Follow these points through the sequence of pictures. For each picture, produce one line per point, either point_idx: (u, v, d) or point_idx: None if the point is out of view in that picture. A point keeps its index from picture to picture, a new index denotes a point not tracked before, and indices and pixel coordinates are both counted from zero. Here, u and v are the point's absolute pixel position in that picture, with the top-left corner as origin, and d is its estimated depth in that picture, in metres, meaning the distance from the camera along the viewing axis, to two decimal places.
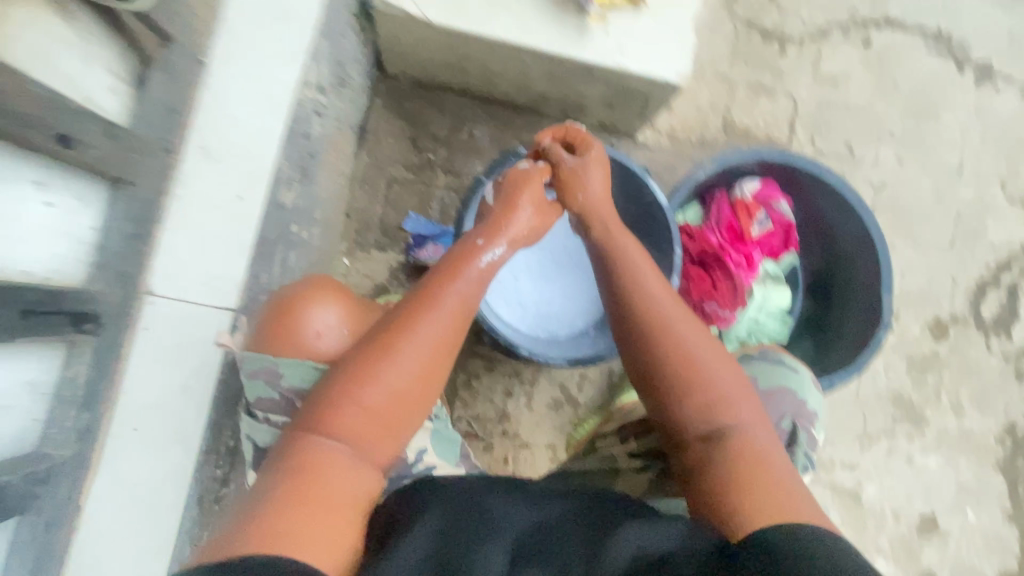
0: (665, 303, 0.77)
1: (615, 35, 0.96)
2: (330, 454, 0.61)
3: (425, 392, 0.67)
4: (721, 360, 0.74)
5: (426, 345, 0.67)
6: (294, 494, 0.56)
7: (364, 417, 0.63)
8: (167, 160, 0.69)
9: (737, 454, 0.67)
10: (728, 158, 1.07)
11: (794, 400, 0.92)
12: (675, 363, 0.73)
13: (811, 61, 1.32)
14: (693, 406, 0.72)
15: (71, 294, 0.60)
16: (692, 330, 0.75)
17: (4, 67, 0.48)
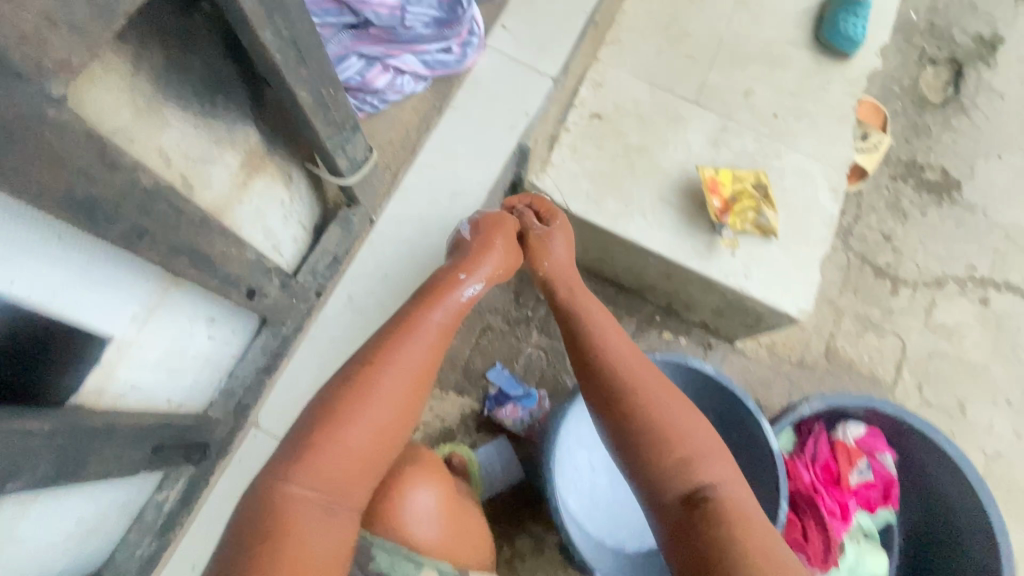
0: (632, 362, 0.69)
1: (743, 259, 1.00)
2: (299, 503, 0.55)
3: (401, 429, 0.62)
4: (692, 417, 0.65)
5: (407, 377, 0.62)
6: (262, 554, 0.51)
7: (336, 461, 0.57)
8: (314, 302, 0.74)
9: (728, 522, 0.57)
10: (835, 399, 1.02)
11: None
12: (639, 436, 0.63)
13: (925, 307, 1.30)
14: (664, 470, 0.61)
15: (195, 425, 0.62)
16: (659, 385, 0.67)
17: (237, 238, 0.53)
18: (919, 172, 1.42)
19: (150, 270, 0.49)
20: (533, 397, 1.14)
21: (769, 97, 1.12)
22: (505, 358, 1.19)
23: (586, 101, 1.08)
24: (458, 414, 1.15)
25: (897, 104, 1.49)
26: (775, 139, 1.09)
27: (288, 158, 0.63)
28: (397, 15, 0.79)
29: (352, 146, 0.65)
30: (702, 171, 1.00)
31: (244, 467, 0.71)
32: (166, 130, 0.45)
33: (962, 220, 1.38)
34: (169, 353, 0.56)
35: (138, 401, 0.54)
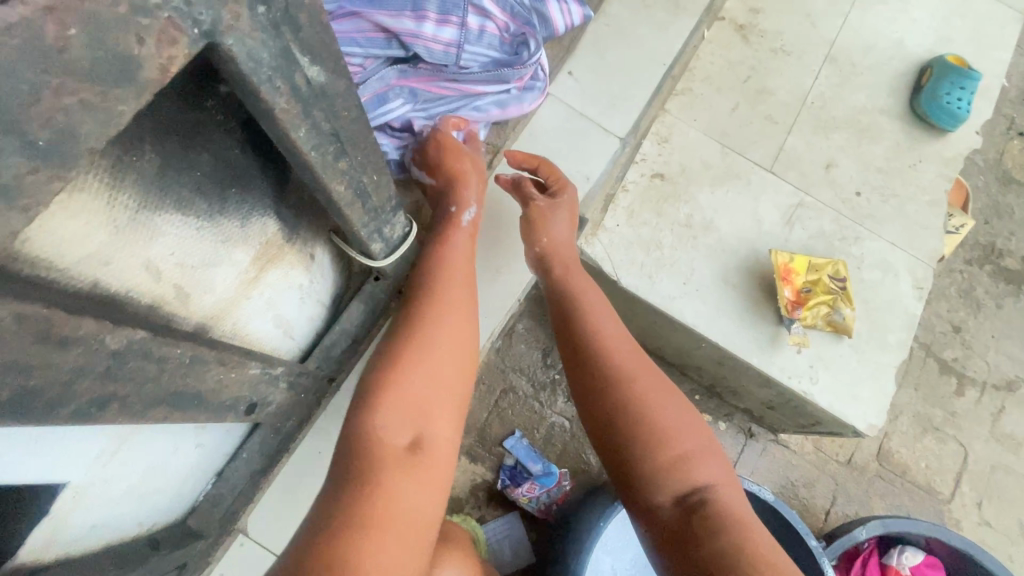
0: (620, 343, 0.62)
1: (810, 359, 0.88)
2: (383, 444, 0.49)
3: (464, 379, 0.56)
4: (677, 399, 0.59)
5: (463, 320, 0.58)
6: (354, 513, 0.44)
7: (409, 409, 0.51)
8: (325, 389, 0.63)
9: (729, 525, 0.49)
10: (896, 526, 0.91)
11: None
12: (627, 418, 0.56)
13: (992, 412, 1.17)
14: (657, 467, 0.54)
15: (169, 548, 0.51)
16: (645, 369, 0.60)
17: (241, 358, 0.42)
18: (997, 258, 1.29)
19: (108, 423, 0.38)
20: (553, 475, 1.02)
21: (853, 172, 1.00)
22: (525, 425, 1.09)
23: (648, 158, 0.97)
24: (468, 482, 1.05)
25: (979, 178, 1.35)
26: (856, 221, 0.97)
27: (311, 236, 0.52)
28: (452, 51, 0.70)
29: (390, 227, 0.54)
30: (776, 256, 0.89)
31: None
32: (158, 239, 0.34)
33: None
34: (143, 478, 0.45)
35: (99, 538, 0.44)
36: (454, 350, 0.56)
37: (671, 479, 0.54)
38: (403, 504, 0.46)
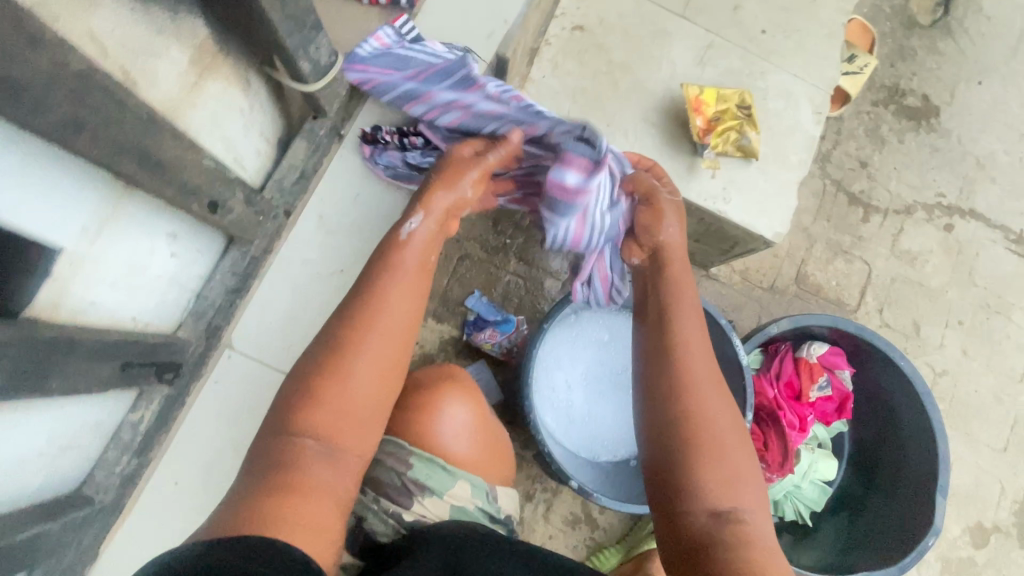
0: (697, 350, 0.70)
1: (722, 182, 0.99)
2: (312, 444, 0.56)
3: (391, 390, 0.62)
4: (739, 436, 0.67)
5: (408, 320, 0.63)
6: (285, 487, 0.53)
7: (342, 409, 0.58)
8: (283, 221, 0.70)
9: (747, 544, 0.60)
10: (802, 321, 1.07)
11: None
12: (696, 433, 0.65)
13: (893, 233, 1.33)
14: (704, 476, 0.64)
15: (167, 344, 0.60)
16: (717, 395, 0.68)
17: (194, 144, 0.49)
18: (900, 97, 1.41)
19: (96, 175, 0.45)
20: (511, 322, 1.14)
21: (758, 12, 1.07)
22: (482, 286, 1.19)
23: (567, 12, 1.02)
24: (437, 340, 1.16)
25: (885, 25, 1.45)
26: (761, 57, 1.05)
27: (242, 59, 0.57)
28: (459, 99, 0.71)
29: (315, 48, 0.59)
30: (688, 90, 0.98)
31: (223, 388, 0.69)
32: (98, 9, 0.40)
33: (937, 147, 1.39)
34: (126, 268, 0.53)
35: (100, 318, 0.52)
36: (393, 348, 0.61)
37: (717, 499, 0.63)
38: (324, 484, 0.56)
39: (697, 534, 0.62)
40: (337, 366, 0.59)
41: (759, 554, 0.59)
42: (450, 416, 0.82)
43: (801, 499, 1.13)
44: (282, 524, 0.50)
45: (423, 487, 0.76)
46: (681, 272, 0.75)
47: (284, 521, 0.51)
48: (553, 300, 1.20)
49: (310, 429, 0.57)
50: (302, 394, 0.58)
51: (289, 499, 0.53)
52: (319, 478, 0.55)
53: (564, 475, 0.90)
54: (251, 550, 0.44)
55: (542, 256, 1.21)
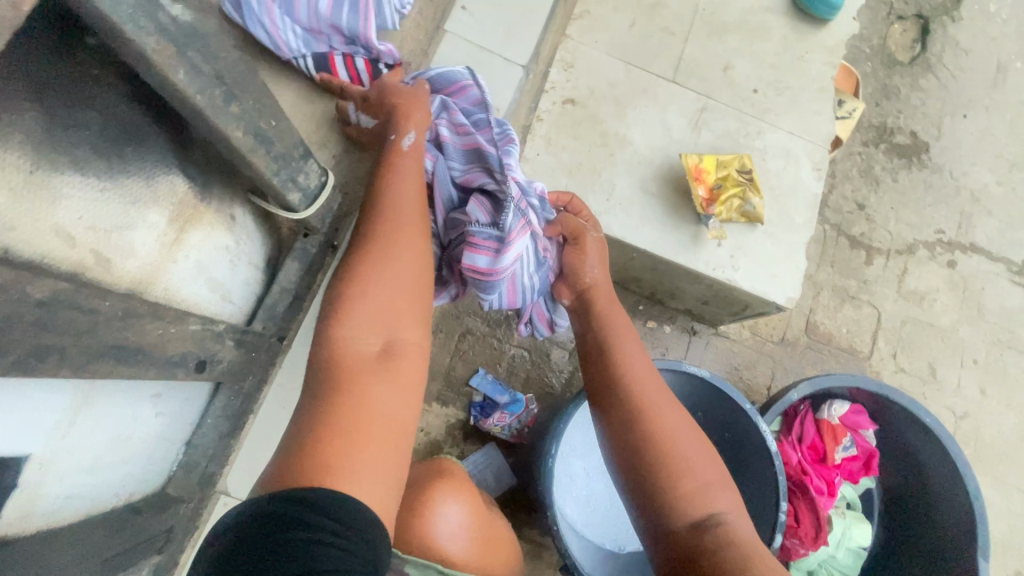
0: (638, 367, 0.71)
1: (729, 249, 0.96)
2: (352, 352, 0.54)
3: (418, 292, 0.61)
4: (700, 442, 0.66)
5: (416, 240, 0.62)
6: (336, 408, 0.50)
7: (369, 316, 0.56)
8: (277, 348, 0.65)
9: (737, 552, 0.57)
10: (821, 382, 1.03)
11: None
12: (658, 449, 0.64)
13: (897, 274, 1.31)
14: (675, 497, 0.62)
15: (154, 511, 0.54)
16: (667, 407, 0.68)
17: (178, 313, 0.44)
18: (890, 136, 1.41)
19: (63, 378, 0.40)
20: (520, 402, 1.08)
21: (748, 72, 1.06)
22: (486, 362, 1.14)
23: (557, 85, 1.00)
24: (442, 424, 1.11)
25: (867, 65, 1.45)
26: (756, 118, 1.04)
27: (227, 195, 0.53)
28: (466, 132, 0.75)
29: (304, 175, 0.55)
30: (686, 159, 0.95)
31: None
32: (62, 200, 0.35)
33: (931, 182, 1.39)
34: (107, 448, 0.47)
35: (78, 509, 0.46)
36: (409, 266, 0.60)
37: (694, 511, 0.61)
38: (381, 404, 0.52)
39: (686, 554, 0.59)
40: (362, 281, 0.57)
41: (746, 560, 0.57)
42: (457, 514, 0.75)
43: (836, 567, 1.08)
44: (340, 457, 0.47)
45: None
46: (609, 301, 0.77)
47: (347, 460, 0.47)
48: (561, 371, 1.15)
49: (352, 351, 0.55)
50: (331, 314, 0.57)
51: (344, 438, 0.49)
52: (369, 391, 0.53)
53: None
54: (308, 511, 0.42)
55: None
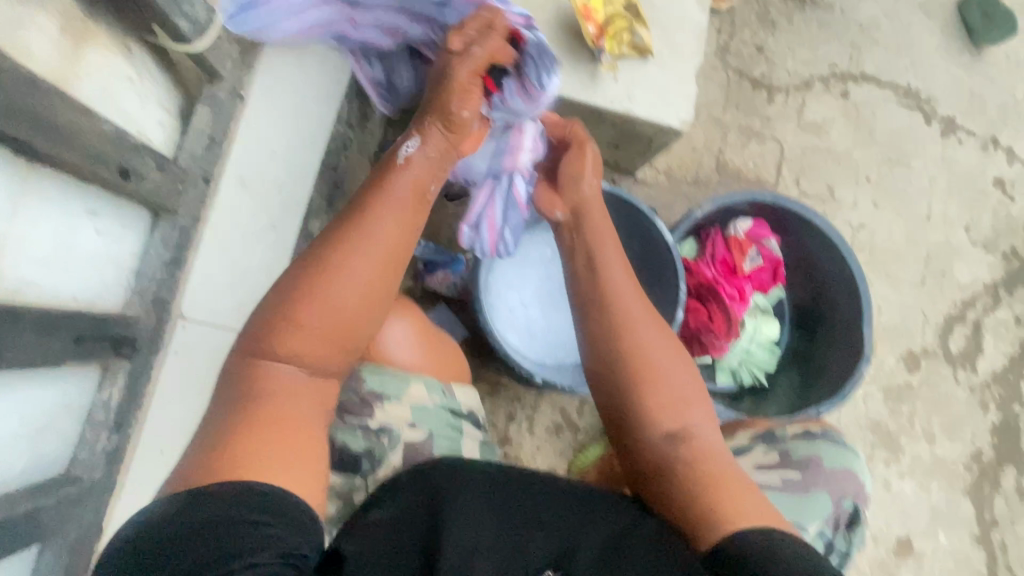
0: (625, 289, 0.76)
1: (624, 82, 1.04)
2: (282, 375, 0.63)
3: (367, 311, 0.66)
4: (678, 360, 0.75)
5: (371, 250, 0.65)
6: (244, 417, 0.60)
7: (316, 338, 0.64)
8: (205, 189, 0.72)
9: (698, 460, 0.69)
10: (725, 199, 1.16)
11: (855, 482, 0.80)
12: (639, 366, 0.72)
13: (797, 109, 1.42)
14: (655, 410, 0.71)
15: (117, 320, 0.62)
16: (653, 331, 0.75)
17: (82, 106, 0.50)
18: None
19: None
20: (461, 262, 1.16)
21: None
22: (427, 233, 1.22)
23: None
24: None
25: None
26: None
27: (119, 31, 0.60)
28: None
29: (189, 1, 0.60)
30: None
31: (183, 357, 0.71)
32: None
33: (824, 19, 1.47)
34: (53, 246, 0.55)
35: (40, 297, 0.54)
36: (372, 278, 0.66)
37: (667, 423, 0.71)
38: (291, 412, 0.62)
39: (655, 461, 0.70)
40: (308, 302, 0.63)
41: (721, 480, 0.68)
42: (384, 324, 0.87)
43: (754, 363, 1.24)
44: (248, 461, 0.57)
45: (379, 396, 0.80)
46: (602, 231, 0.80)
47: (264, 455, 0.58)
48: None
49: (271, 368, 0.63)
50: (263, 330, 0.63)
51: (252, 431, 0.59)
52: (278, 409, 0.62)
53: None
54: (215, 498, 0.53)
55: None
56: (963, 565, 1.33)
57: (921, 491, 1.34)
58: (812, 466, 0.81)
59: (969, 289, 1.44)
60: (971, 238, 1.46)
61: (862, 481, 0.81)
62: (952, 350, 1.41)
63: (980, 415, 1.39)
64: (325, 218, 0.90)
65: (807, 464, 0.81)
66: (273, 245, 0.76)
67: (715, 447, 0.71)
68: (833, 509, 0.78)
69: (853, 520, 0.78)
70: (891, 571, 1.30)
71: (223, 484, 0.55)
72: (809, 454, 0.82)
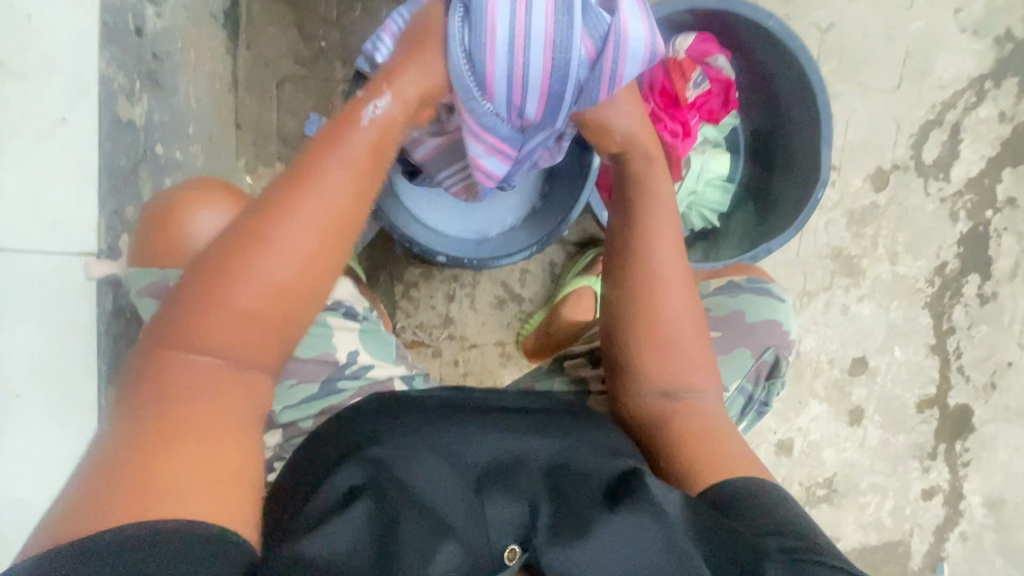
0: (671, 244, 0.70)
1: None
2: (212, 360, 0.52)
3: (309, 287, 0.54)
4: (695, 330, 0.70)
5: (315, 210, 0.54)
6: (170, 412, 0.49)
7: (241, 317, 0.52)
8: None
9: (697, 423, 0.66)
10: (655, 10, 0.95)
11: (778, 330, 0.77)
12: (658, 320, 0.68)
13: None
14: (660, 373, 0.68)
15: None
16: (681, 290, 0.69)
17: None
18: None
19: None
20: None
21: None
22: (317, 106, 1.05)
23: None
24: None
25: None
26: None
27: None
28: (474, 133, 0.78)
29: None
30: None
31: (8, 294, 0.59)
32: None
33: None
34: None
35: None
36: (312, 247, 0.54)
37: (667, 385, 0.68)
38: (225, 406, 0.51)
39: (653, 418, 0.68)
40: (237, 279, 0.52)
41: (711, 439, 0.65)
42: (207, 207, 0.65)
43: (704, 204, 1.14)
44: (161, 483, 0.46)
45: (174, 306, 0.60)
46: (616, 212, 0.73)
47: (174, 476, 0.46)
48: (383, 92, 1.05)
49: (193, 359, 0.51)
50: (189, 317, 0.52)
51: (179, 439, 0.48)
52: (215, 400, 0.51)
53: (431, 253, 0.88)
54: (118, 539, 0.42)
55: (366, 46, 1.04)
56: (915, 373, 1.36)
57: (880, 311, 1.32)
58: (735, 321, 0.77)
59: (952, 86, 1.27)
60: (960, 23, 1.25)
61: (785, 329, 0.78)
62: (925, 161, 1.29)
63: (948, 226, 1.32)
64: (153, 101, 0.72)
65: (728, 318, 0.77)
66: (79, 146, 0.62)
67: (712, 413, 0.68)
68: (754, 357, 0.75)
69: (774, 369, 0.76)
70: (845, 389, 1.34)
71: (109, 521, 0.43)
72: (731, 309, 0.78)
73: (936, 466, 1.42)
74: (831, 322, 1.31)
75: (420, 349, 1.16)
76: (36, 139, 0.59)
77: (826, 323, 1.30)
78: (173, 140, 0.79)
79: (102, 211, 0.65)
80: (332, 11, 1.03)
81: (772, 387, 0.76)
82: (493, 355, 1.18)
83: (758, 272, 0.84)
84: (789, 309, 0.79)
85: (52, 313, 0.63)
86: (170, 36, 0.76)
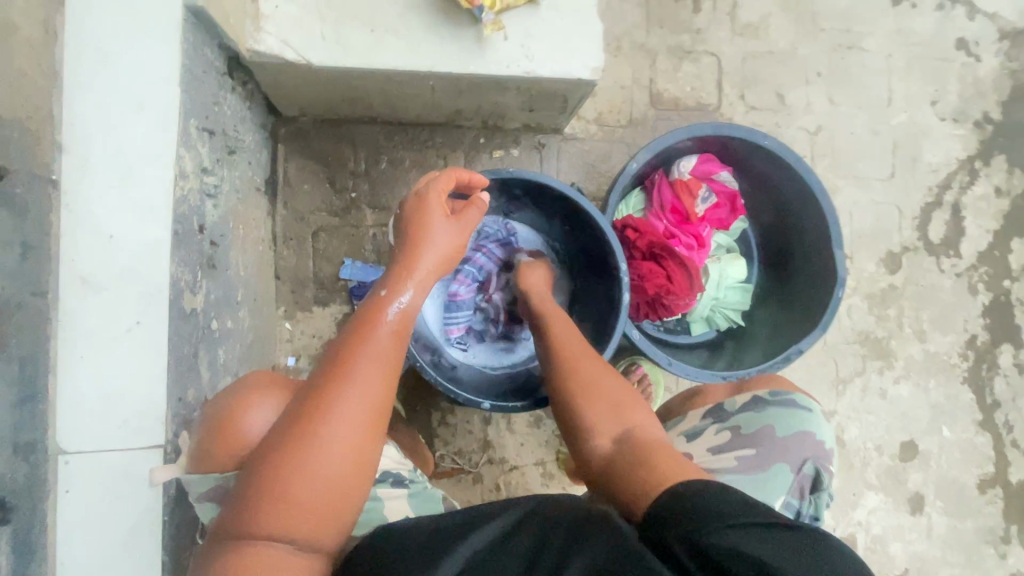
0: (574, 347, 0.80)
1: (517, 40, 0.88)
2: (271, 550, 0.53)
3: (361, 463, 0.56)
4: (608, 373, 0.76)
5: (364, 394, 0.57)
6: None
7: (300, 505, 0.53)
8: (40, 305, 0.61)
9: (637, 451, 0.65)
10: (660, 142, 1.02)
11: (812, 441, 0.72)
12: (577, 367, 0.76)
13: (727, 13, 1.26)
14: (597, 415, 0.71)
15: None
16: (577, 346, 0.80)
17: None
18: None
19: None
20: None
21: None
22: (351, 251, 1.11)
23: None
24: (332, 325, 1.09)
25: None
26: None
27: None
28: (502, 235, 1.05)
29: None
30: None
31: (76, 496, 0.62)
32: None
33: None
34: None
35: None
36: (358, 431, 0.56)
37: (607, 431, 0.69)
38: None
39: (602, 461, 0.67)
40: (290, 475, 0.53)
41: (660, 454, 0.64)
42: (262, 402, 0.65)
43: (728, 306, 1.17)
44: None
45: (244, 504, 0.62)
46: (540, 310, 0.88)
47: None
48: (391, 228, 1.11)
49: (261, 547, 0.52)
50: (248, 508, 0.53)
51: None
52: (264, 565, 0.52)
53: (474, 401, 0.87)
54: None
55: (394, 193, 1.13)
56: (969, 452, 1.31)
57: (919, 391, 1.30)
58: (764, 438, 0.73)
59: (945, 170, 1.33)
60: (939, 113, 1.34)
61: (821, 439, 0.73)
62: (933, 240, 1.32)
63: (970, 300, 1.33)
64: (211, 284, 0.78)
65: (759, 436, 0.73)
66: (146, 347, 0.65)
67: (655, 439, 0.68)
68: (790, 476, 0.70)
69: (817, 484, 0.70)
70: (899, 476, 1.29)
71: None
72: (758, 425, 0.74)
73: (1013, 551, 1.32)
74: (871, 407, 1.28)
75: (462, 477, 1.14)
76: (108, 346, 0.64)
77: (867, 409, 1.28)
78: (226, 312, 0.84)
79: (170, 401, 0.67)
80: (360, 165, 1.12)
81: (820, 502, 0.71)
82: (535, 476, 1.16)
83: (782, 382, 0.81)
84: (821, 418, 0.75)
85: (115, 516, 0.63)
86: (223, 221, 0.83)
